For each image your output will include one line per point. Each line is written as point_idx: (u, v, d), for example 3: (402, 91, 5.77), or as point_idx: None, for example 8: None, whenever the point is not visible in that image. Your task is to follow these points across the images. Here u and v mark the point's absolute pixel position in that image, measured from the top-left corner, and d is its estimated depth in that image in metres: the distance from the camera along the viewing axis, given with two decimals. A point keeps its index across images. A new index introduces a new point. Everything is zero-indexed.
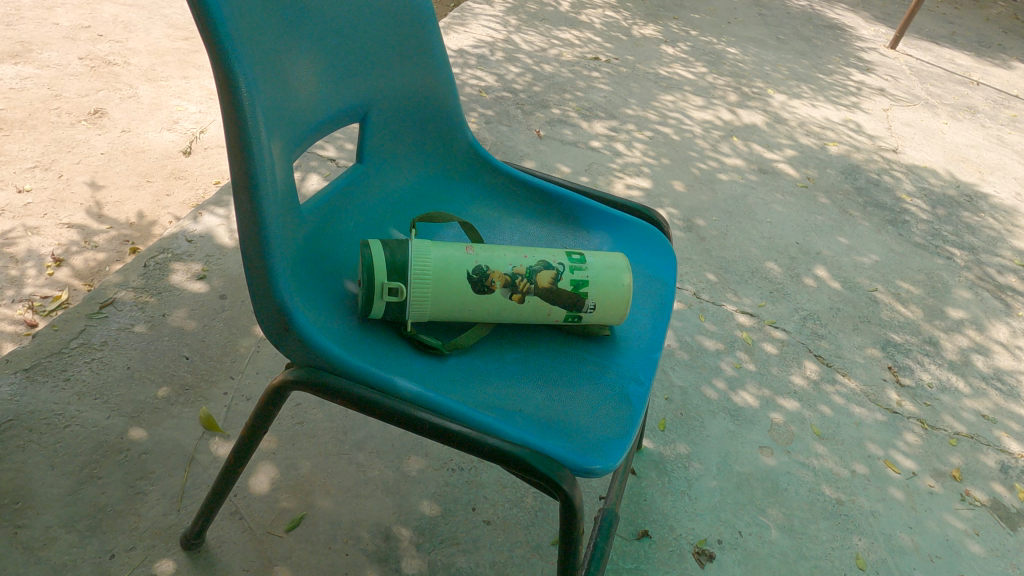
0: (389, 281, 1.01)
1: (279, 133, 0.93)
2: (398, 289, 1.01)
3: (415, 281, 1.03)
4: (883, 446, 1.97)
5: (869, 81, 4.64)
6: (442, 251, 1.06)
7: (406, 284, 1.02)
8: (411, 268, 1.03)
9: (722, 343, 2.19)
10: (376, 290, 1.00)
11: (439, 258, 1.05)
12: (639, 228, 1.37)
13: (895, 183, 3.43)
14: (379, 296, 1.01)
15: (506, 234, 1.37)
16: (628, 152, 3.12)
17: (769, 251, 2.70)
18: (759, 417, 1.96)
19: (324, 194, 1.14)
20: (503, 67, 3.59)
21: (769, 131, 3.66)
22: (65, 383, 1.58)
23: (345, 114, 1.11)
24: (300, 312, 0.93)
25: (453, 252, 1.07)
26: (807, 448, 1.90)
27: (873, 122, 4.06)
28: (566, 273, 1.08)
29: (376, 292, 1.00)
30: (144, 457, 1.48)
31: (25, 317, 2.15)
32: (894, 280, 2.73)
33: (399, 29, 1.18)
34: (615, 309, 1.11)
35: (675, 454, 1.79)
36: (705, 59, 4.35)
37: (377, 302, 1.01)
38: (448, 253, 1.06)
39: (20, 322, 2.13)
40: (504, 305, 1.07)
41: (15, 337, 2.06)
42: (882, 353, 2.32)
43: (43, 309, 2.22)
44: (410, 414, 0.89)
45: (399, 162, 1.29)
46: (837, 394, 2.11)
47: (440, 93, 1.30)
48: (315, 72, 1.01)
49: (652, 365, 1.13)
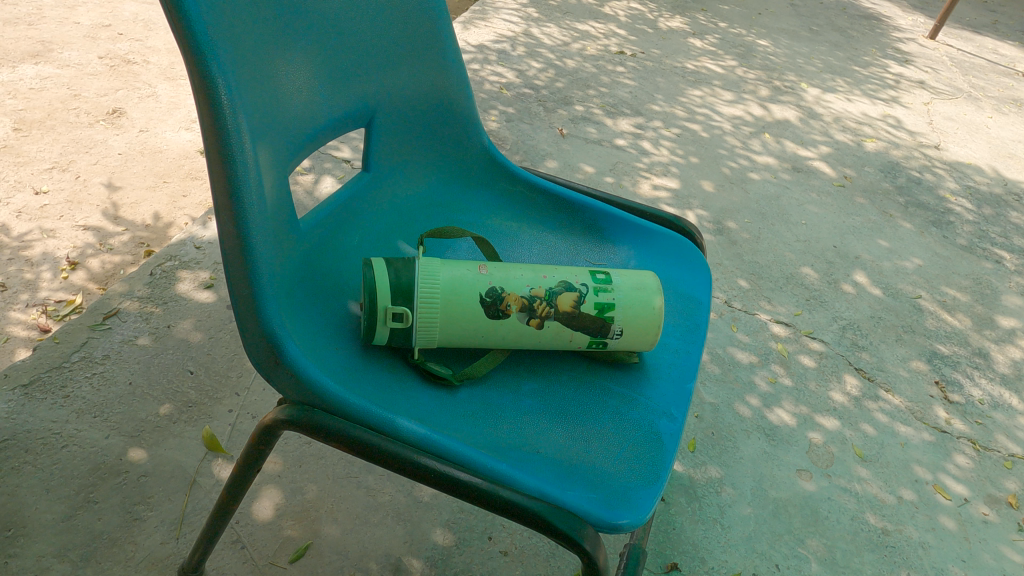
0: (393, 305, 0.92)
1: (270, 141, 0.84)
2: (403, 315, 0.92)
3: (422, 304, 0.93)
4: (932, 469, 1.83)
5: (907, 73, 4.43)
6: (452, 270, 0.96)
7: (412, 307, 0.93)
8: (417, 291, 0.93)
9: (756, 355, 2.06)
10: (378, 315, 0.91)
11: (448, 279, 0.95)
12: (671, 240, 1.24)
13: (937, 181, 3.25)
14: (382, 322, 0.91)
15: (524, 247, 1.26)
16: (655, 151, 2.99)
17: (805, 255, 2.56)
18: (797, 437, 1.83)
19: (325, 206, 1.05)
20: (525, 63, 3.48)
21: (802, 126, 3.50)
22: (64, 400, 1.51)
23: (345, 119, 1.02)
24: (291, 341, 0.83)
25: (465, 271, 0.97)
26: (849, 471, 1.77)
27: (913, 116, 3.87)
28: (590, 295, 0.98)
29: (378, 317, 0.91)
30: (143, 480, 1.40)
31: (38, 322, 2.10)
32: (940, 286, 2.57)
33: (408, 27, 1.09)
34: (645, 333, 0.99)
35: (706, 477, 1.67)
36: (734, 52, 4.19)
37: (381, 329, 0.92)
38: (459, 272, 0.96)
39: (33, 328, 2.09)
40: (521, 331, 0.97)
41: (28, 344, 2.01)
42: (928, 366, 2.17)
43: (57, 314, 2.17)
44: (412, 460, 0.79)
45: (409, 169, 1.19)
46: (880, 412, 1.97)
47: (453, 93, 1.21)
48: (312, 72, 0.92)
49: (685, 396, 1.01)
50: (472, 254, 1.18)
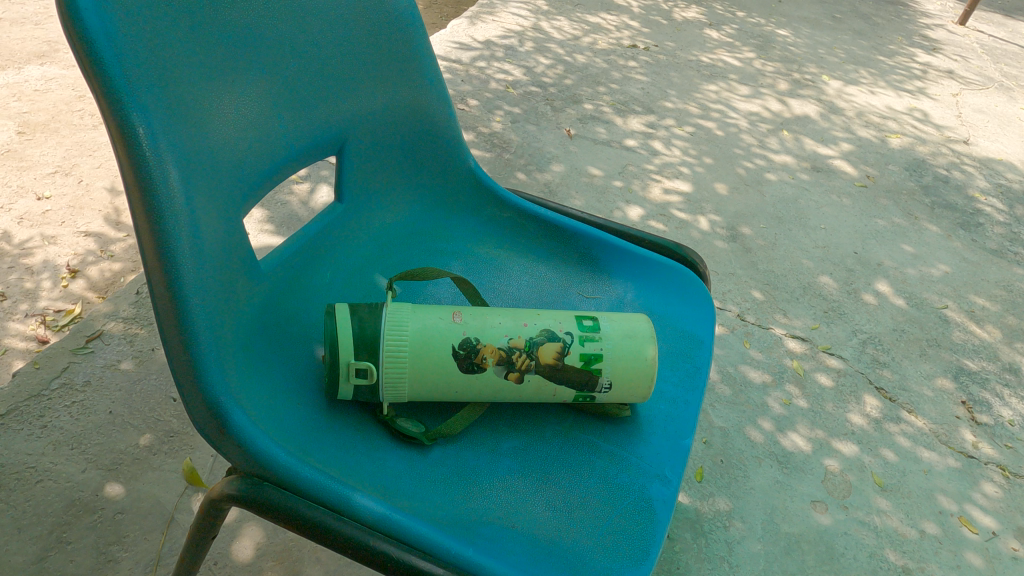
0: (356, 360, 0.84)
1: (213, 185, 0.76)
2: (367, 371, 0.84)
3: (389, 358, 0.85)
4: (958, 499, 1.72)
5: (935, 62, 4.24)
6: (422, 318, 0.88)
7: (378, 361, 0.85)
8: (383, 342, 0.85)
9: (769, 374, 1.96)
10: (340, 371, 0.83)
11: (418, 328, 0.87)
12: (671, 271, 1.14)
13: (966, 179, 3.09)
14: (345, 378, 0.84)
15: (513, 278, 1.17)
16: (666, 151, 2.87)
17: (824, 262, 2.44)
18: (812, 464, 1.73)
19: (291, 243, 0.97)
20: (533, 59, 3.37)
21: (822, 122, 3.35)
22: (41, 431, 1.46)
23: (310, 149, 0.94)
24: (239, 407, 0.75)
25: (437, 319, 0.88)
26: (868, 502, 1.66)
27: (941, 109, 3.69)
28: (575, 345, 0.89)
29: (340, 372, 0.83)
30: (119, 517, 1.34)
31: (36, 333, 2.05)
32: (968, 294, 2.43)
33: (381, 44, 1.00)
34: (636, 387, 0.90)
35: (714, 509, 1.58)
36: (753, 43, 4.03)
37: (343, 386, 0.84)
38: (431, 320, 0.88)
39: (31, 339, 2.03)
40: (499, 385, 0.88)
41: (26, 355, 1.96)
42: (954, 384, 2.05)
43: (56, 324, 2.12)
44: (368, 545, 0.71)
45: (387, 197, 1.11)
46: (902, 435, 1.86)
47: (435, 113, 1.12)
48: (264, 102, 0.84)
49: (682, 454, 0.92)
50: (453, 292, 1.09)
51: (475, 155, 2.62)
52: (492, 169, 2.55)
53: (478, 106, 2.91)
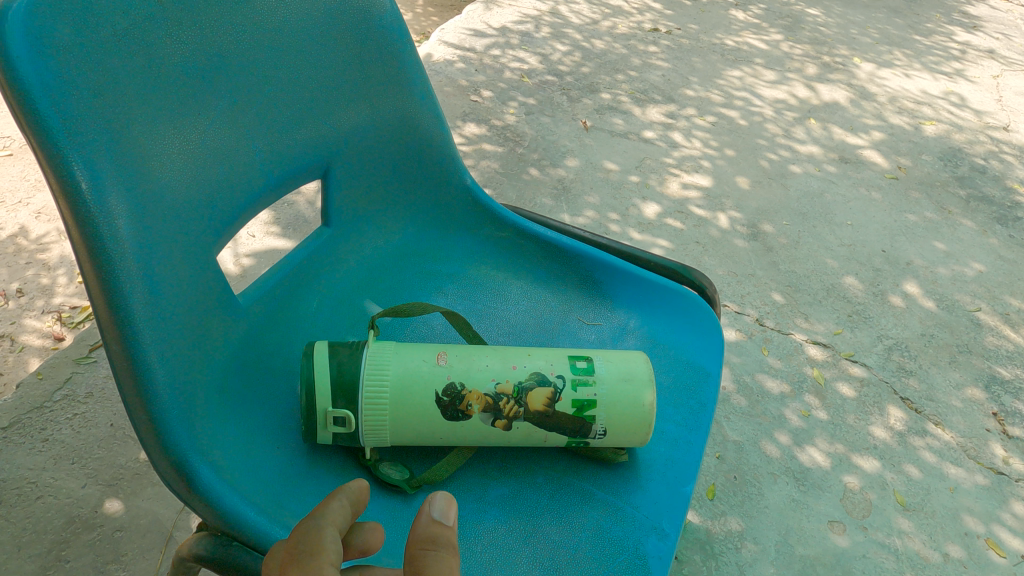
0: (333, 408, 0.80)
1: (178, 228, 0.72)
2: (345, 419, 0.80)
3: (369, 405, 0.80)
4: (985, 520, 1.64)
5: (975, 41, 4.03)
6: (404, 360, 0.83)
7: (357, 408, 0.80)
8: (362, 388, 0.80)
9: (788, 384, 1.88)
10: (317, 419, 0.80)
11: (400, 371, 0.82)
12: (677, 296, 1.07)
13: (1005, 169, 2.94)
14: (322, 426, 0.80)
15: (511, 301, 1.12)
16: (686, 143, 2.77)
17: (849, 261, 2.33)
18: (830, 481, 1.66)
19: (274, 273, 0.92)
20: (549, 45, 3.27)
21: (853, 109, 3.20)
22: (43, 445, 1.46)
23: (291, 177, 0.89)
24: (207, 463, 0.72)
25: (421, 362, 0.84)
26: (888, 522, 1.59)
27: (979, 93, 3.51)
28: (567, 390, 0.83)
29: (317, 420, 0.79)
30: (118, 535, 1.33)
31: (53, 330, 2.01)
32: (1003, 296, 2.31)
33: (365, 60, 0.95)
34: (634, 433, 0.85)
35: (725, 530, 1.53)
36: (781, 24, 3.87)
37: (321, 434, 0.80)
38: (414, 362, 0.83)
39: (48, 336, 1.99)
40: (485, 432, 0.84)
41: (42, 354, 1.92)
42: (985, 394, 1.95)
43: (72, 321, 2.06)
44: None
45: (379, 218, 1.06)
46: (927, 450, 1.78)
47: (427, 128, 1.06)
48: (236, 133, 0.80)
49: (681, 503, 0.87)
50: (441, 325, 1.05)
51: (488, 150, 2.55)
52: (504, 166, 2.48)
53: (492, 97, 2.83)
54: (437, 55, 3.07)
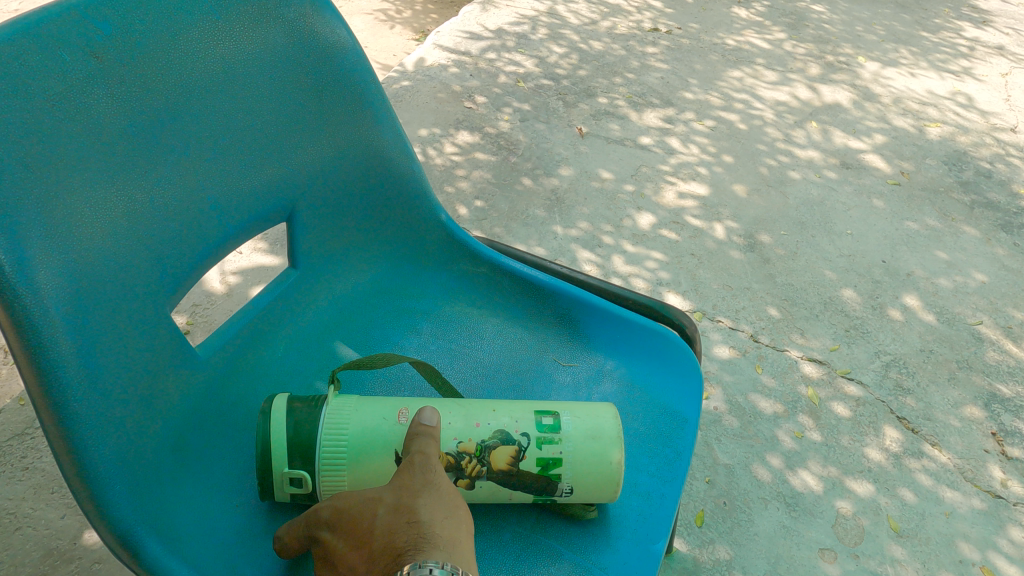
0: (290, 467, 0.78)
1: (124, 294, 0.70)
2: (302, 480, 0.78)
3: (326, 466, 0.78)
4: (981, 546, 1.61)
5: (984, 37, 3.94)
6: (364, 417, 0.81)
7: (314, 467, 0.78)
8: (319, 448, 0.78)
9: (782, 404, 1.85)
10: (274, 479, 0.78)
11: (359, 429, 0.80)
12: (657, 337, 1.03)
13: (1011, 173, 2.87)
14: (279, 486, 0.78)
15: (486, 340, 1.09)
16: (683, 149, 2.72)
17: (848, 273, 2.29)
18: (822, 506, 1.64)
19: (235, 321, 0.89)
20: (546, 47, 3.22)
21: (855, 111, 3.13)
22: (23, 474, 1.45)
23: (254, 225, 0.86)
24: (154, 536, 0.69)
25: (381, 417, 0.81)
26: (881, 550, 1.56)
27: (987, 92, 3.43)
28: (531, 449, 0.81)
29: (274, 480, 0.78)
30: (96, 567, 1.32)
31: None
32: (1005, 308, 2.26)
33: (328, 101, 0.92)
34: (602, 492, 0.82)
35: (713, 559, 1.50)
36: (784, 22, 3.80)
37: (279, 492, 0.79)
38: (374, 418, 0.81)
39: None
40: None
41: None
42: (984, 413, 1.91)
43: None
44: None
45: (348, 257, 1.03)
46: (923, 472, 1.74)
47: (397, 165, 1.03)
48: (189, 187, 0.78)
49: (651, 562, 0.84)
50: (405, 377, 1.02)
51: (481, 159, 2.52)
52: (497, 176, 2.45)
53: (486, 103, 2.79)
54: (430, 59, 3.03)
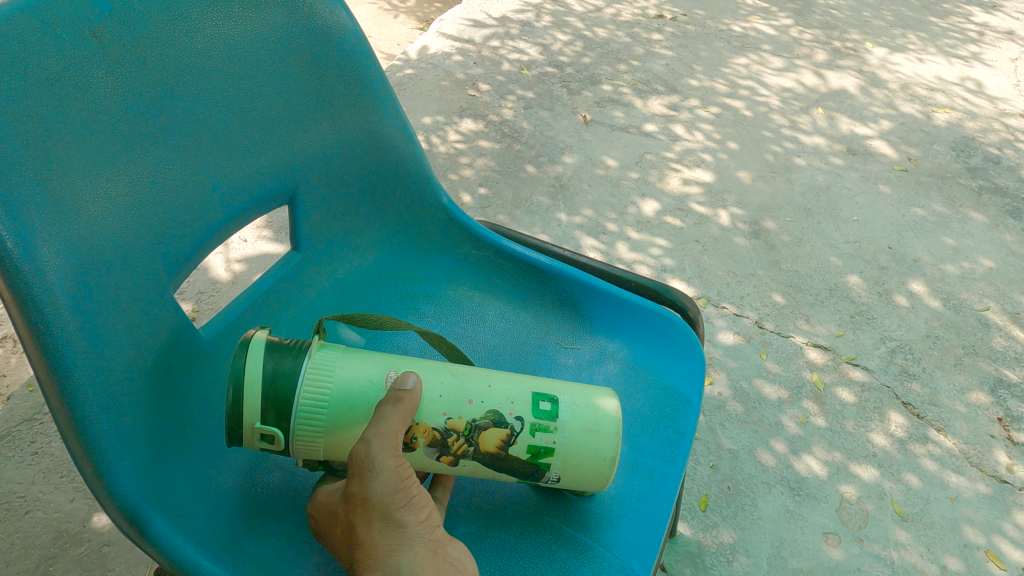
0: (262, 422, 0.75)
1: (126, 273, 0.71)
2: (273, 435, 0.75)
3: (303, 421, 0.76)
4: (985, 530, 1.60)
5: (993, 22, 3.89)
6: (352, 373, 0.79)
7: (289, 424, 0.76)
8: (298, 398, 0.76)
9: (786, 389, 1.85)
10: (242, 427, 0.75)
11: (346, 380, 0.78)
12: (659, 318, 1.03)
13: (1020, 159, 2.84)
14: (248, 437, 0.75)
15: (487, 323, 1.09)
16: (688, 136, 2.71)
17: (854, 259, 2.28)
18: (826, 491, 1.64)
19: (239, 303, 0.90)
20: (550, 35, 3.20)
21: (862, 97, 3.11)
22: (32, 459, 1.47)
23: (253, 207, 0.87)
24: (160, 512, 0.70)
25: (369, 374, 0.79)
26: (885, 534, 1.56)
27: (996, 77, 3.40)
28: (524, 435, 0.81)
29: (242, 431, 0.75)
30: (105, 549, 1.34)
31: None
32: (1012, 294, 2.24)
33: (327, 84, 0.92)
34: (590, 483, 0.84)
35: (717, 542, 1.51)
36: (791, 8, 3.76)
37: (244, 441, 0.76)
38: (361, 375, 0.79)
39: None
40: (429, 463, 0.81)
41: None
42: (990, 399, 1.90)
43: None
44: None
45: (351, 240, 1.04)
46: (928, 457, 1.74)
47: (397, 148, 1.03)
48: (190, 168, 0.78)
49: (653, 543, 0.84)
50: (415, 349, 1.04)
51: (485, 147, 2.52)
52: (501, 163, 2.45)
53: (490, 91, 2.78)
54: (434, 47, 3.02)
